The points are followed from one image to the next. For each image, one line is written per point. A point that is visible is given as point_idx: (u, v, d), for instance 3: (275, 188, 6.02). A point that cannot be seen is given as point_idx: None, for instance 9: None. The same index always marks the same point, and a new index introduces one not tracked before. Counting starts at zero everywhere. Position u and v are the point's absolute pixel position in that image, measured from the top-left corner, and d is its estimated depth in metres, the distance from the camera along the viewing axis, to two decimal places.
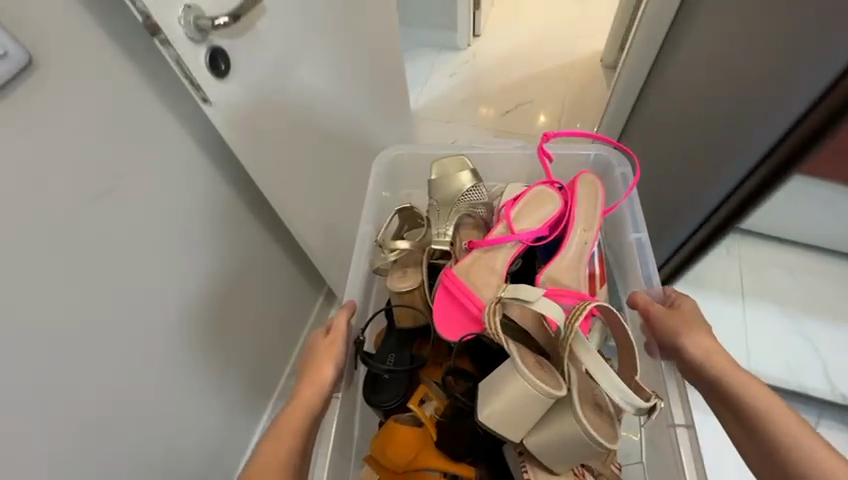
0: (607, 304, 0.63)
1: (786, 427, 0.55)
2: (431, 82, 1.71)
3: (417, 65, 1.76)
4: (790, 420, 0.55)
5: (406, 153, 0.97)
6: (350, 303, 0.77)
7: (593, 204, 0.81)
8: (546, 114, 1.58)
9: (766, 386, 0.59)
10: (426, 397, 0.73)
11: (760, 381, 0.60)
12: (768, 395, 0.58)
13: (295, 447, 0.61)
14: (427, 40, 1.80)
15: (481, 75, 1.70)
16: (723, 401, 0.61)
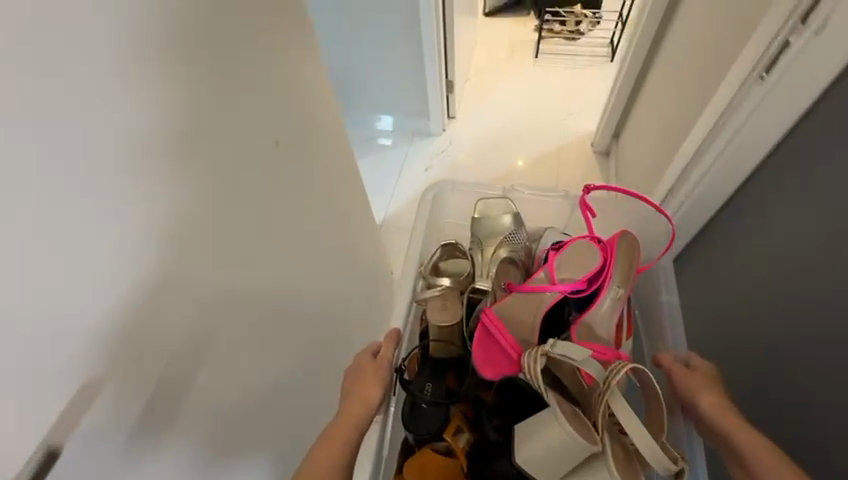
0: (644, 368, 0.68)
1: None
2: (408, 174, 1.70)
3: (390, 157, 1.75)
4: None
5: (450, 188, 1.02)
6: (395, 331, 0.83)
7: (629, 262, 0.86)
8: (524, 161, 1.68)
9: (776, 450, 0.61)
10: (459, 429, 0.78)
11: (772, 445, 0.62)
12: (776, 458, 0.60)
13: (345, 454, 0.66)
14: (400, 135, 1.79)
15: (458, 165, 1.70)
16: (736, 462, 0.63)
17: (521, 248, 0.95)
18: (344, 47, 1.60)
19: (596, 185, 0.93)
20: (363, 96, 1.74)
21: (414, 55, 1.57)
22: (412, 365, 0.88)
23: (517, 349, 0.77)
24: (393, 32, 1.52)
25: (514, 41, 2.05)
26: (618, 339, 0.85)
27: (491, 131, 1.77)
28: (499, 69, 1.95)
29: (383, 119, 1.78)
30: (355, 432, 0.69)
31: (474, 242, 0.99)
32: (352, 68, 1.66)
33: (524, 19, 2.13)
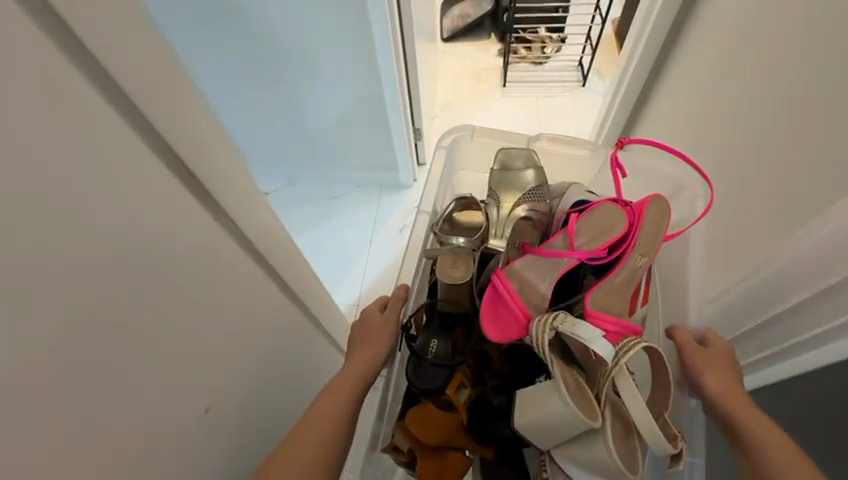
0: (654, 345, 0.66)
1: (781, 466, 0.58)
2: (380, 241, 1.31)
3: (353, 222, 1.34)
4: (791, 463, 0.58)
5: (468, 135, 0.94)
6: (404, 285, 0.84)
7: (657, 228, 0.80)
8: None
9: (778, 429, 0.61)
10: (461, 385, 0.80)
11: (774, 424, 0.62)
12: (777, 438, 0.60)
13: (350, 400, 0.68)
14: (356, 179, 1.37)
15: None
16: (733, 438, 0.63)
17: (543, 205, 0.88)
18: (255, 120, 1.22)
19: (630, 138, 0.85)
20: (298, 147, 1.30)
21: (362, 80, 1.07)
22: (419, 320, 0.87)
23: (526, 315, 0.76)
24: (331, 67, 1.06)
25: (482, 62, 1.53)
26: (632, 307, 0.81)
27: None
28: (448, 91, 1.49)
29: (332, 201, 1.38)
30: (362, 383, 0.71)
31: (488, 197, 0.93)
32: (268, 119, 1.21)
33: (487, 41, 1.56)
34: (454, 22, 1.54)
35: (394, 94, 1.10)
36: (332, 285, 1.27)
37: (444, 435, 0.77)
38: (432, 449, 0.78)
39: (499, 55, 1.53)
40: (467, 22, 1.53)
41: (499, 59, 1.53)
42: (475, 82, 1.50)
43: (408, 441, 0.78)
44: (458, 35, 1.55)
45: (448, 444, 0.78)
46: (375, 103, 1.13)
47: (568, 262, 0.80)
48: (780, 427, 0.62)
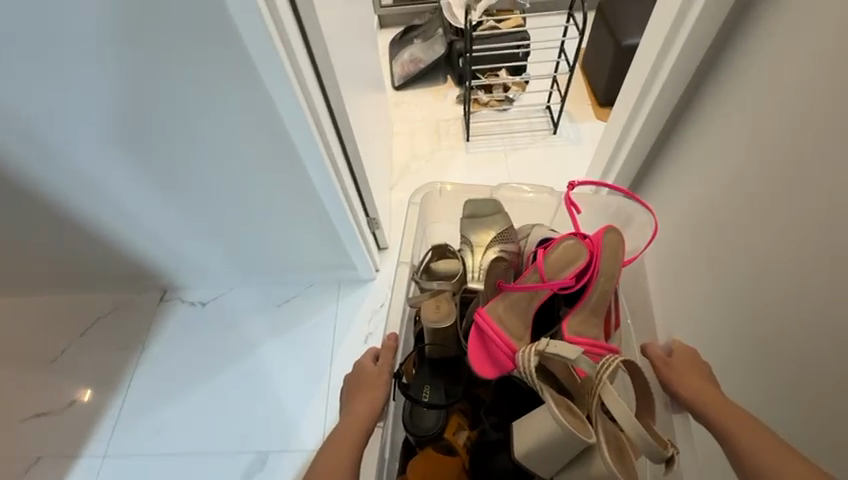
0: (632, 360, 0.72)
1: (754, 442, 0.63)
2: (340, 356, 1.25)
3: (307, 340, 1.28)
4: (759, 437, 0.64)
5: (438, 189, 1.03)
6: (393, 334, 0.86)
7: (615, 256, 0.89)
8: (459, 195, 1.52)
9: (743, 412, 0.67)
10: (459, 427, 0.82)
11: (741, 409, 0.68)
12: (744, 419, 0.66)
13: (354, 457, 0.67)
14: (306, 282, 1.34)
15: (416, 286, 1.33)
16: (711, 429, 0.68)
17: (512, 246, 0.96)
18: (186, 237, 1.15)
19: (579, 181, 0.97)
20: (240, 260, 1.25)
21: (297, 200, 1.01)
22: (409, 368, 0.88)
23: (512, 348, 0.80)
24: (261, 188, 0.98)
25: (440, 113, 1.68)
26: (606, 332, 0.89)
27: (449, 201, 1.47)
28: (410, 146, 1.62)
29: (280, 307, 1.34)
30: (361, 435, 0.70)
31: (462, 242, 1.00)
32: (203, 236, 1.15)
33: (441, 89, 1.74)
34: (404, 69, 1.73)
35: (336, 208, 1.03)
36: (283, 434, 1.17)
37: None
38: None
39: (456, 101, 1.69)
40: (419, 66, 1.70)
41: (458, 106, 1.69)
42: (434, 134, 1.64)
43: None
44: (409, 83, 1.72)
45: None
46: (316, 218, 1.07)
47: (542, 295, 0.87)
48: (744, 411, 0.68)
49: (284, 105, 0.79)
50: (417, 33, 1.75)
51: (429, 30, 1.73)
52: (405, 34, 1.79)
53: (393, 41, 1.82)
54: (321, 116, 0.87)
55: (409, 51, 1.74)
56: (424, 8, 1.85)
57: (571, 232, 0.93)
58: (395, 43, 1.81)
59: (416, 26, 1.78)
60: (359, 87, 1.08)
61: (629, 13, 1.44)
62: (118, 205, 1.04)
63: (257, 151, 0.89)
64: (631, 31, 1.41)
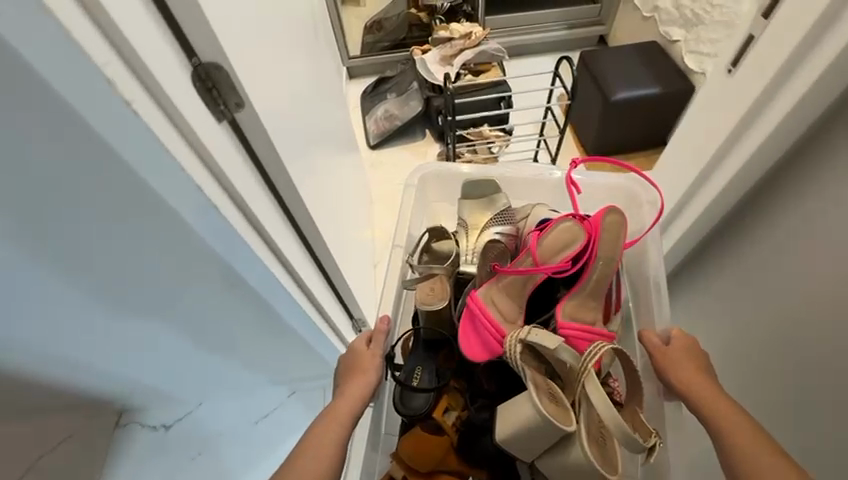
0: (623, 349, 0.70)
1: (732, 433, 0.62)
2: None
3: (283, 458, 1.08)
4: (742, 428, 0.62)
5: (436, 170, 1.01)
6: (386, 317, 0.87)
7: (616, 238, 0.85)
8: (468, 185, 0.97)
9: (731, 402, 0.66)
10: (448, 407, 0.83)
11: (729, 399, 0.66)
12: (731, 409, 0.65)
13: (342, 437, 0.70)
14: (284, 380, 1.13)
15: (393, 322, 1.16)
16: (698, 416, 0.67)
17: (509, 228, 0.94)
18: (154, 371, 0.93)
19: (583, 158, 0.91)
20: (207, 378, 1.03)
21: (271, 325, 0.83)
22: (405, 348, 0.90)
23: (501, 332, 0.80)
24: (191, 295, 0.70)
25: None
26: (606, 315, 0.86)
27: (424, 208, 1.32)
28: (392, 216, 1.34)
29: (257, 425, 1.14)
30: (350, 417, 0.73)
31: (459, 225, 0.98)
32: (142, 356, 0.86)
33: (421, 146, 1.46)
34: (377, 126, 1.45)
35: (317, 336, 0.86)
36: None
37: (437, 458, 0.78)
38: (424, 474, 0.79)
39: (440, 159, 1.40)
40: (396, 123, 1.43)
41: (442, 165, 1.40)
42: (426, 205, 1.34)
43: (402, 468, 0.80)
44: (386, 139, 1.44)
45: (441, 468, 0.79)
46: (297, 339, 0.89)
47: (536, 279, 0.85)
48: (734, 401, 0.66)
49: (189, 210, 0.50)
50: (389, 86, 1.49)
51: (400, 85, 1.47)
52: (375, 88, 1.52)
53: (363, 94, 1.52)
54: (298, 271, 0.70)
55: (382, 105, 1.47)
56: (396, 59, 1.56)
57: (571, 213, 0.89)
58: (366, 96, 1.52)
59: (387, 78, 1.51)
60: (339, 161, 0.97)
61: (607, 65, 1.25)
62: (66, 361, 0.81)
63: (220, 290, 0.70)
64: (617, 87, 1.21)
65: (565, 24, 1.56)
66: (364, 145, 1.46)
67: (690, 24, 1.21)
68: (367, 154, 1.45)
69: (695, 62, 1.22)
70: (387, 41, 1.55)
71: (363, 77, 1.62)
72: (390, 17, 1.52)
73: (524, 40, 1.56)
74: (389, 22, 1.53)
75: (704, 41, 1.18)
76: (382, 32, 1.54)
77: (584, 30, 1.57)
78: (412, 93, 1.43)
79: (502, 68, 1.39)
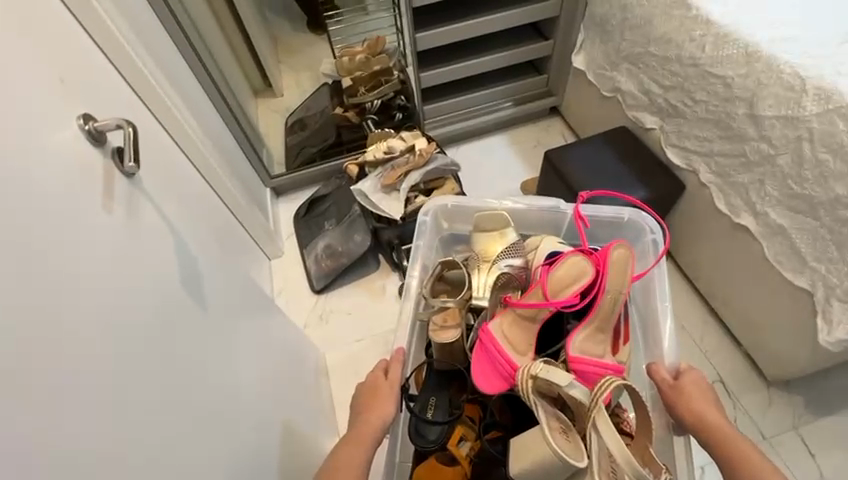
0: (632, 384, 0.72)
1: (753, 472, 0.64)
2: None
3: None
4: (763, 466, 0.64)
5: (451, 203, 1.04)
6: (401, 349, 0.87)
7: (623, 270, 0.87)
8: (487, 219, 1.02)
9: (748, 441, 0.68)
10: (462, 437, 0.85)
11: (745, 437, 0.68)
12: (745, 446, 0.67)
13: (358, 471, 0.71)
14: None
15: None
16: (714, 452, 0.69)
17: (518, 260, 0.96)
18: None
19: (589, 192, 0.95)
20: None
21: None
22: (418, 379, 0.93)
23: (513, 365, 0.82)
24: None
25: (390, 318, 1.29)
26: (615, 347, 0.88)
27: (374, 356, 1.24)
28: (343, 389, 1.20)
29: None
30: (369, 453, 0.74)
31: (469, 257, 1.01)
32: None
33: (374, 279, 1.36)
34: (320, 264, 1.33)
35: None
36: None
37: None
38: None
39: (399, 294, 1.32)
40: (341, 261, 1.32)
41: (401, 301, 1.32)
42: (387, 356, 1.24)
43: None
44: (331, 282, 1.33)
45: None
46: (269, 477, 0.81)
47: (546, 312, 0.88)
48: (749, 439, 0.68)
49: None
50: (326, 209, 1.39)
51: (336, 209, 1.38)
52: (309, 210, 1.43)
53: (297, 217, 1.43)
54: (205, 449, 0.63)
55: (323, 240, 1.35)
56: (328, 168, 1.48)
57: (579, 247, 0.92)
58: (299, 219, 1.43)
59: (321, 199, 1.42)
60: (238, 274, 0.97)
61: (577, 163, 1.16)
62: None
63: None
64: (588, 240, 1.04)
65: (513, 100, 1.51)
66: (292, 311, 1.32)
67: (666, 114, 1.09)
68: (311, 305, 1.33)
69: (679, 158, 1.08)
70: (310, 142, 1.52)
71: (291, 193, 1.52)
72: (312, 113, 1.56)
73: (477, 122, 1.51)
74: (311, 119, 1.56)
75: (688, 136, 1.04)
76: (305, 130, 1.55)
77: (536, 101, 1.52)
78: (354, 220, 1.33)
79: (458, 179, 1.34)
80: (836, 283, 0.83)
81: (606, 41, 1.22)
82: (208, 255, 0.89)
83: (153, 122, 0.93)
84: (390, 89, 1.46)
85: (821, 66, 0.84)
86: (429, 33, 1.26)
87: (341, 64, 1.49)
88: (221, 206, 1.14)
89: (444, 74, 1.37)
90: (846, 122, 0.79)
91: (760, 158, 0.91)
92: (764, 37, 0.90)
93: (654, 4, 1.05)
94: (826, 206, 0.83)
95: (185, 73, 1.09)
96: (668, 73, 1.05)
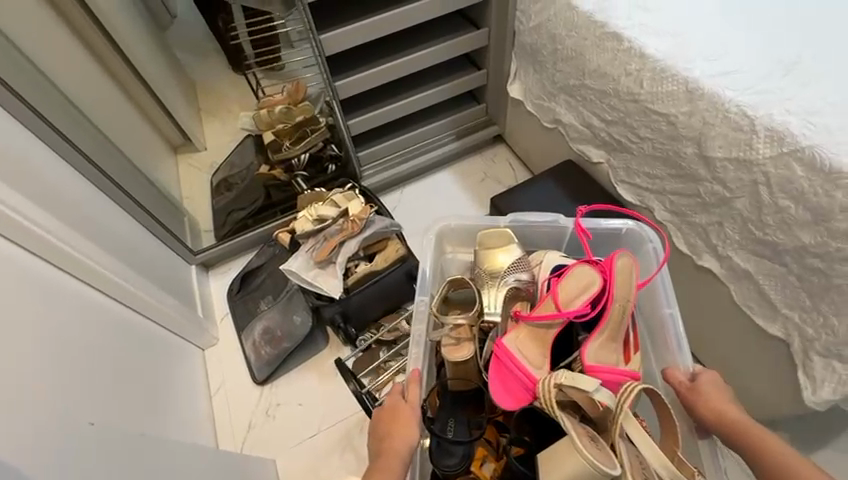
0: (655, 389, 0.72)
1: (778, 456, 0.67)
2: None
3: None
4: (786, 450, 0.67)
5: (452, 224, 1.06)
6: (416, 370, 0.85)
7: (629, 278, 0.89)
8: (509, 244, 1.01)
9: (764, 428, 0.70)
10: (484, 459, 0.85)
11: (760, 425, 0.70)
12: (763, 432, 0.69)
13: None
14: None
15: None
16: (737, 442, 0.70)
17: (525, 274, 0.97)
18: None
19: (588, 205, 0.98)
20: None
21: None
22: (433, 403, 0.90)
23: (532, 379, 0.81)
24: None
25: (338, 398, 1.23)
26: (627, 355, 0.88)
27: (330, 451, 1.17)
28: None
29: None
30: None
31: (476, 275, 1.01)
32: None
33: (322, 359, 1.29)
34: (259, 351, 1.27)
35: None
36: None
37: None
38: None
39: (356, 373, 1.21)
40: (283, 345, 1.25)
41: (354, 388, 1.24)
42: (342, 450, 1.17)
43: None
44: (274, 372, 1.26)
45: None
46: None
47: (559, 324, 0.89)
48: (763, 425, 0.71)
49: None
50: (261, 282, 1.36)
51: (271, 284, 1.33)
52: (243, 285, 1.38)
53: (231, 293, 1.38)
54: None
55: (259, 322, 1.30)
56: (258, 234, 1.45)
57: (582, 259, 0.95)
58: (234, 295, 1.38)
59: (254, 272, 1.38)
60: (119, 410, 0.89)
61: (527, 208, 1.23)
62: None
63: None
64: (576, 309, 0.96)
65: (454, 133, 1.55)
66: (223, 437, 1.20)
67: (610, 147, 1.14)
68: (256, 400, 1.25)
69: (632, 194, 1.13)
70: (237, 205, 1.51)
71: (221, 264, 1.46)
72: (235, 173, 1.55)
73: (420, 162, 1.53)
74: (236, 178, 1.55)
75: (638, 174, 1.09)
76: (230, 191, 1.54)
77: (479, 130, 1.57)
78: (292, 295, 1.28)
79: (402, 238, 1.27)
80: (813, 336, 0.87)
81: (540, 71, 1.26)
82: (59, 390, 0.77)
83: (5, 244, 0.85)
84: (319, 139, 1.46)
85: (769, 105, 0.85)
86: (349, 81, 1.27)
87: (260, 119, 1.50)
88: (123, 313, 1.07)
89: (377, 118, 1.39)
90: (803, 168, 0.81)
91: (717, 200, 0.95)
92: (706, 72, 0.93)
93: (582, 35, 1.08)
94: (792, 254, 0.86)
95: (53, 173, 1.02)
96: (607, 107, 1.10)
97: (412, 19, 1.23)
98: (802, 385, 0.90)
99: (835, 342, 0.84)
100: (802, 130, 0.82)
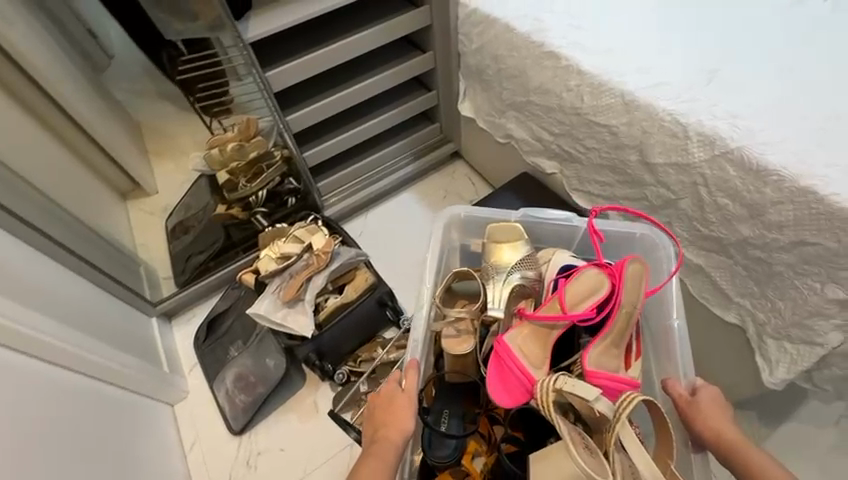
0: (657, 404, 0.71)
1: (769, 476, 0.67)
2: None
3: None
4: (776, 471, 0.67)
5: (463, 215, 1.03)
6: (414, 360, 0.84)
7: (639, 284, 0.87)
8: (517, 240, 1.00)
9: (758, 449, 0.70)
10: (476, 452, 0.85)
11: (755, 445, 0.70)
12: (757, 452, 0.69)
13: None
14: None
15: None
16: (730, 457, 0.70)
17: (533, 272, 0.96)
18: None
19: (603, 207, 0.95)
20: None
21: None
22: (429, 393, 0.90)
23: (531, 379, 0.81)
24: None
25: (323, 440, 1.22)
26: (628, 361, 0.87)
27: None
28: None
29: None
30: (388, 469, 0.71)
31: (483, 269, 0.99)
32: None
33: (303, 398, 1.27)
34: (233, 401, 1.25)
35: None
36: None
37: None
38: None
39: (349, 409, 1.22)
40: (258, 390, 1.24)
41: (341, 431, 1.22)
42: None
43: None
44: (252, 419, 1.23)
45: None
46: None
47: (562, 327, 0.87)
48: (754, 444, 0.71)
49: None
50: (226, 326, 1.33)
51: (238, 328, 1.31)
52: (209, 332, 1.36)
53: (195, 343, 1.35)
54: None
55: (230, 370, 1.27)
56: (222, 275, 1.41)
57: (594, 262, 0.92)
58: (200, 344, 1.35)
59: (219, 318, 1.36)
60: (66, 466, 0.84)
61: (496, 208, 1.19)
62: None
63: None
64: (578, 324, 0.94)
65: (414, 157, 1.51)
66: None
67: (560, 158, 1.10)
68: (235, 450, 1.22)
69: (585, 202, 1.10)
70: (196, 248, 1.45)
71: (182, 313, 1.41)
72: (195, 214, 1.47)
73: (384, 187, 1.49)
74: (193, 220, 1.47)
75: (589, 182, 1.07)
76: (190, 232, 1.47)
77: (433, 152, 1.53)
78: (262, 339, 1.27)
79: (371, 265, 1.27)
80: (763, 319, 0.86)
81: (487, 89, 1.21)
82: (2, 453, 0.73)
83: None
84: (276, 174, 1.37)
85: (695, 112, 0.85)
86: (304, 112, 1.23)
87: (213, 159, 1.39)
88: (74, 379, 1.00)
89: (334, 147, 1.36)
90: (735, 167, 0.82)
91: (663, 202, 0.94)
92: (639, 84, 0.91)
93: (523, 55, 1.05)
94: (735, 246, 0.86)
95: None
96: (555, 122, 1.06)
97: (354, 52, 1.18)
98: (759, 367, 0.89)
99: (783, 325, 0.83)
100: (729, 132, 0.82)
